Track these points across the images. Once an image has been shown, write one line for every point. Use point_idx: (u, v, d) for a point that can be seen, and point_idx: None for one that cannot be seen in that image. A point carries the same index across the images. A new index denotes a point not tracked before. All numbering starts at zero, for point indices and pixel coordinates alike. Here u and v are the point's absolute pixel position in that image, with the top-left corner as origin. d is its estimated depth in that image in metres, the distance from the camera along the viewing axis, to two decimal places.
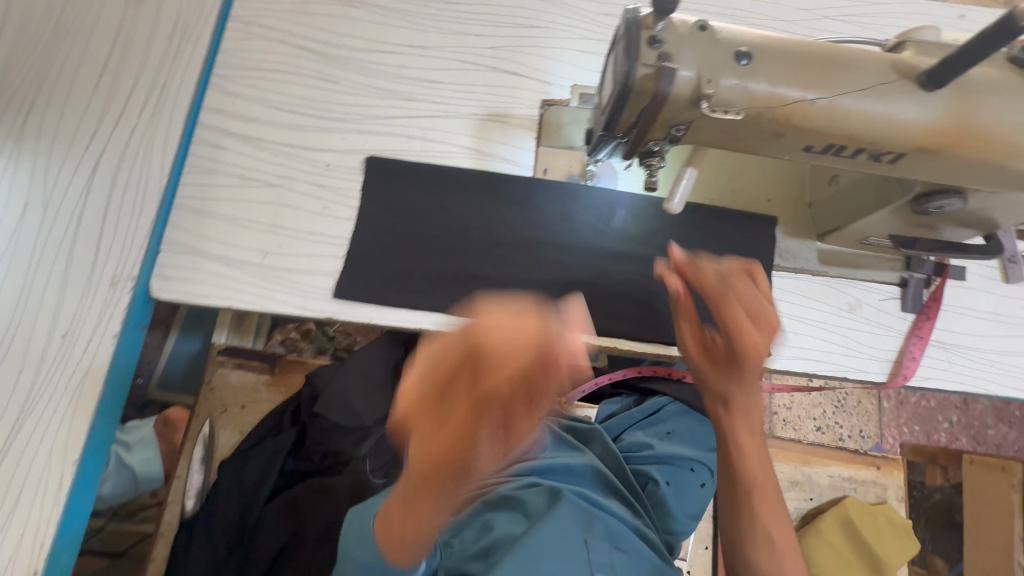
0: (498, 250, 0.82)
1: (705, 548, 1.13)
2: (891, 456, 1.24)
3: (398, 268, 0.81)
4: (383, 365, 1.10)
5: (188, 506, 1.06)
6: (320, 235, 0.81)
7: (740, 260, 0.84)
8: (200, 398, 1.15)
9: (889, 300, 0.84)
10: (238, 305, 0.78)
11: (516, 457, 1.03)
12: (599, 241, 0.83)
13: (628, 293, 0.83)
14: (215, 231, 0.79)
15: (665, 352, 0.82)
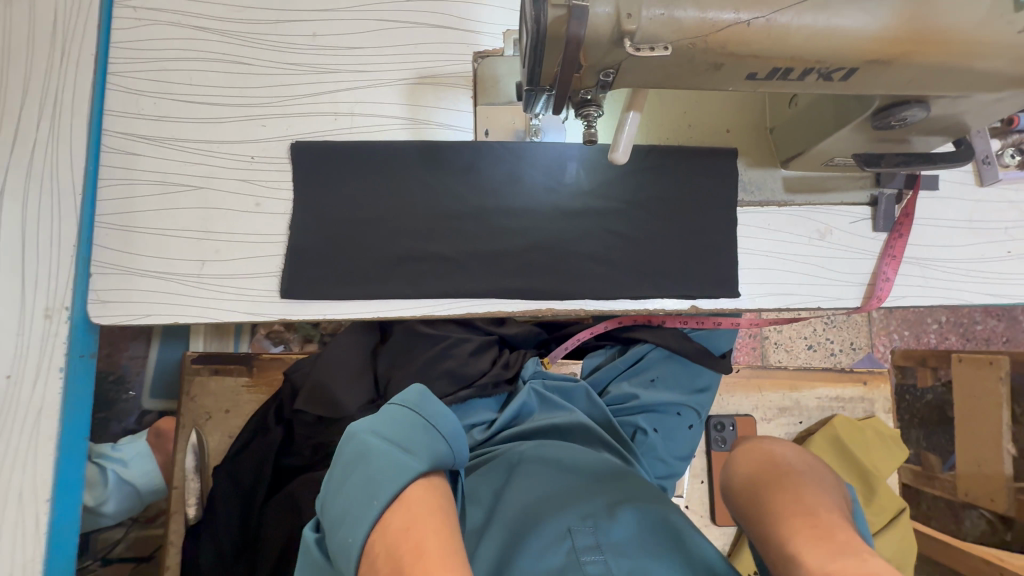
0: (447, 224, 0.78)
1: (701, 483, 1.16)
2: (878, 370, 1.25)
3: (344, 258, 0.77)
4: (361, 352, 1.07)
5: (191, 513, 1.10)
6: (257, 235, 0.77)
7: (700, 200, 0.80)
8: (182, 410, 1.15)
9: (859, 222, 0.81)
10: (186, 321, 0.76)
11: (506, 421, 0.98)
12: (551, 201, 0.79)
13: (586, 251, 0.79)
14: (147, 247, 0.76)
15: (632, 308, 0.80)
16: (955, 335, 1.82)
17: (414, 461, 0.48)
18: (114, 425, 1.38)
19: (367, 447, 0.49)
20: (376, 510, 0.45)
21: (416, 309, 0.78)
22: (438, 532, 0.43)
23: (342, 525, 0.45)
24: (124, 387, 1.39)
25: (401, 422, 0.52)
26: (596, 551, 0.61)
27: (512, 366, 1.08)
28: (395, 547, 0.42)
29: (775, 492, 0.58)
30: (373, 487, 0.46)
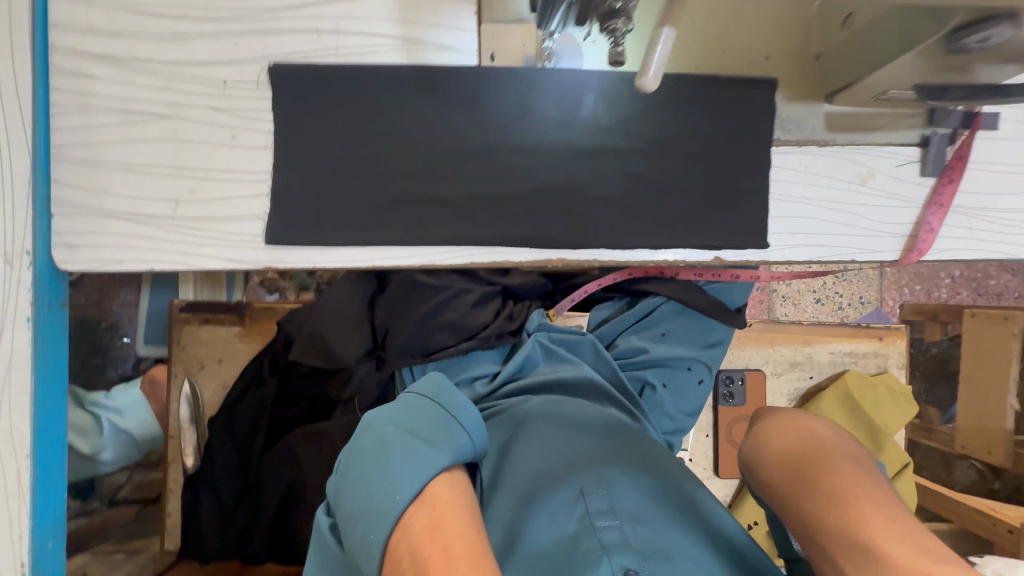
0: (448, 164, 0.70)
1: (706, 437, 1.15)
2: (894, 326, 1.21)
3: (334, 201, 0.70)
4: (359, 303, 1.00)
5: (190, 463, 1.07)
6: (235, 172, 0.69)
7: (731, 139, 0.71)
8: (174, 358, 1.13)
9: (906, 165, 0.73)
10: (163, 267, 0.70)
11: (510, 373, 0.94)
12: (564, 138, 0.70)
13: (603, 196, 0.71)
14: (114, 185, 0.68)
15: (650, 259, 0.73)
16: (966, 289, 1.78)
17: (435, 455, 0.52)
18: (111, 371, 1.26)
19: (388, 441, 0.52)
20: (399, 504, 0.48)
21: (415, 258, 0.72)
22: (460, 526, 0.46)
23: (365, 518, 0.48)
24: (117, 332, 1.26)
25: (419, 417, 0.55)
26: (610, 515, 0.58)
27: (516, 317, 1.03)
28: (420, 541, 0.45)
29: (812, 479, 0.51)
30: (394, 482, 0.49)
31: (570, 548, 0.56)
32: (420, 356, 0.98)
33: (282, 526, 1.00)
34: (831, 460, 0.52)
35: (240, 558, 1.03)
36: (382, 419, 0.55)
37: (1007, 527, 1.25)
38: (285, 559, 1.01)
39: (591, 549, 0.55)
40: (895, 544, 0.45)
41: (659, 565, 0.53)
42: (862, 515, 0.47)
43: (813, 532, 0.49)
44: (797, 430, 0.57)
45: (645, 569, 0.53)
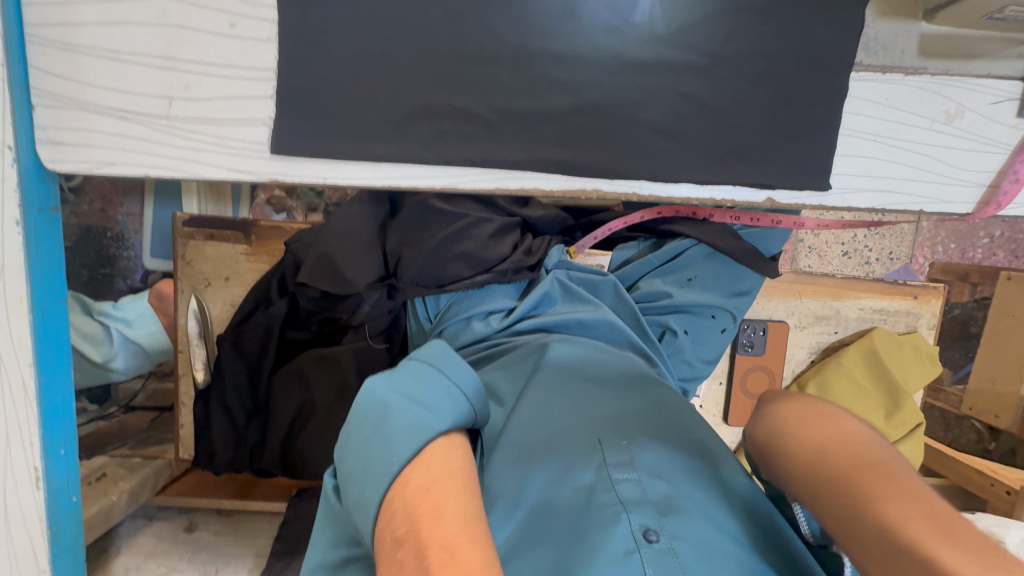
0: (477, 71, 0.61)
1: (718, 384, 1.13)
2: (931, 285, 1.15)
3: (346, 107, 0.62)
4: (369, 225, 0.96)
5: (200, 378, 1.05)
6: (237, 67, 0.61)
7: (803, 58, 0.61)
8: (179, 273, 1.10)
9: (1002, 104, 0.63)
10: (157, 174, 0.64)
11: (526, 310, 0.89)
12: (613, 47, 0.61)
13: (650, 120, 0.63)
14: (98, 75, 0.61)
15: (694, 196, 0.66)
16: (1003, 251, 1.70)
17: (431, 418, 0.49)
18: (120, 282, 1.35)
19: (384, 404, 0.50)
20: (395, 465, 0.46)
21: (435, 179, 0.65)
22: (452, 487, 0.44)
23: (361, 479, 0.47)
24: (125, 245, 1.35)
25: (416, 379, 0.52)
26: (627, 469, 0.56)
27: (535, 252, 0.96)
28: (412, 503, 0.43)
29: (842, 476, 0.47)
30: (389, 444, 0.47)
31: (586, 503, 0.53)
32: (434, 286, 0.92)
33: (293, 443, 1.01)
34: (871, 458, 0.47)
35: (252, 471, 1.06)
36: (379, 383, 0.52)
37: (1006, 489, 1.25)
38: (296, 474, 1.03)
39: (609, 505, 0.52)
40: (941, 545, 0.40)
41: (680, 522, 0.52)
42: (899, 513, 0.43)
43: (845, 528, 0.45)
44: (825, 422, 0.53)
45: (665, 527, 0.51)
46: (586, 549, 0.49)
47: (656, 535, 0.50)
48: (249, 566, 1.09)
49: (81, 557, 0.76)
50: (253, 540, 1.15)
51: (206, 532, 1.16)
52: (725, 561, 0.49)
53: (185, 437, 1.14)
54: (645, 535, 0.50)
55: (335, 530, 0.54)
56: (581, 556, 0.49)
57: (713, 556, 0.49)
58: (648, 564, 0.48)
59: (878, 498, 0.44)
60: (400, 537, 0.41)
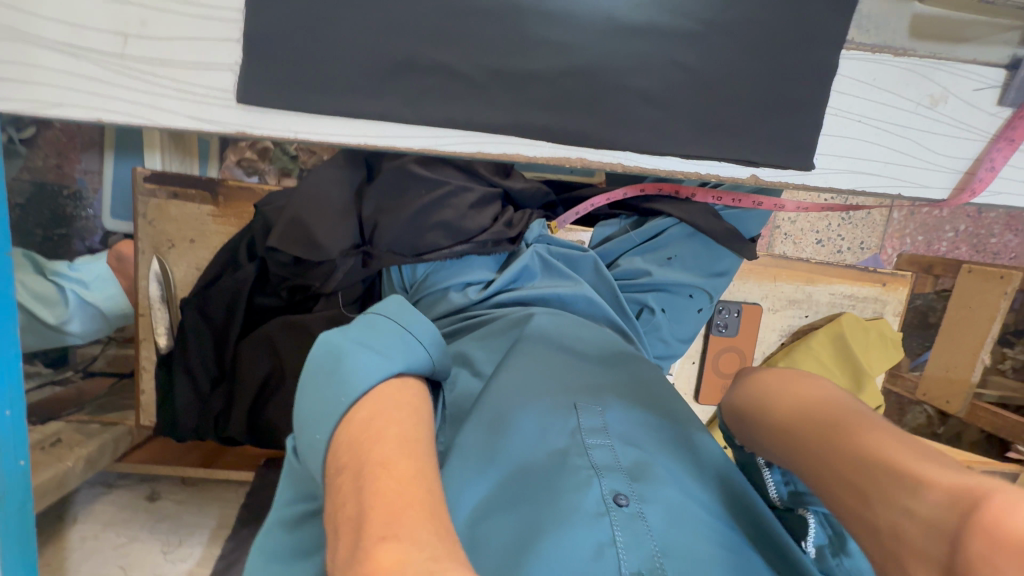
0: (462, 25, 0.58)
1: (691, 363, 1.15)
2: (898, 273, 1.18)
3: (319, 55, 0.58)
4: (345, 190, 0.92)
5: (162, 343, 1.01)
6: (199, 4, 0.56)
7: (794, 32, 0.60)
8: (140, 233, 1.04)
9: (984, 90, 0.64)
10: (112, 120, 0.59)
11: (504, 284, 0.87)
12: (604, 9, 0.59)
13: (638, 88, 0.61)
14: (47, 6, 0.55)
15: (679, 171, 0.65)
16: (965, 245, 1.75)
17: (386, 361, 0.47)
18: (78, 243, 1.27)
19: (340, 352, 0.47)
20: (344, 404, 0.44)
21: (413, 140, 0.62)
22: (399, 417, 0.43)
23: (313, 420, 0.45)
24: (83, 204, 1.27)
25: (373, 330, 0.50)
26: (601, 434, 0.57)
27: (515, 226, 0.94)
28: (358, 435, 0.41)
29: (822, 422, 0.48)
30: (342, 386, 0.45)
31: (557, 465, 0.54)
32: (410, 256, 0.90)
33: (261, 413, 0.98)
34: (847, 406, 0.49)
35: (217, 439, 1.03)
36: (336, 332, 0.49)
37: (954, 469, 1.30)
38: (263, 443, 1.01)
39: (582, 469, 0.53)
40: (923, 463, 0.41)
41: (649, 487, 0.53)
42: (877, 443, 0.44)
43: (825, 464, 0.46)
44: (805, 380, 0.55)
45: (635, 492, 0.52)
46: (557, 512, 0.50)
47: (625, 500, 0.51)
48: (213, 534, 1.08)
49: (32, 520, 0.72)
50: (217, 510, 1.13)
51: (167, 501, 1.13)
52: (690, 524, 0.51)
53: (146, 404, 1.10)
54: (615, 499, 0.51)
55: (296, 485, 0.52)
56: (551, 517, 0.50)
57: (682, 521, 0.51)
58: (617, 527, 0.50)
59: (858, 434, 0.46)
60: (341, 465, 0.40)
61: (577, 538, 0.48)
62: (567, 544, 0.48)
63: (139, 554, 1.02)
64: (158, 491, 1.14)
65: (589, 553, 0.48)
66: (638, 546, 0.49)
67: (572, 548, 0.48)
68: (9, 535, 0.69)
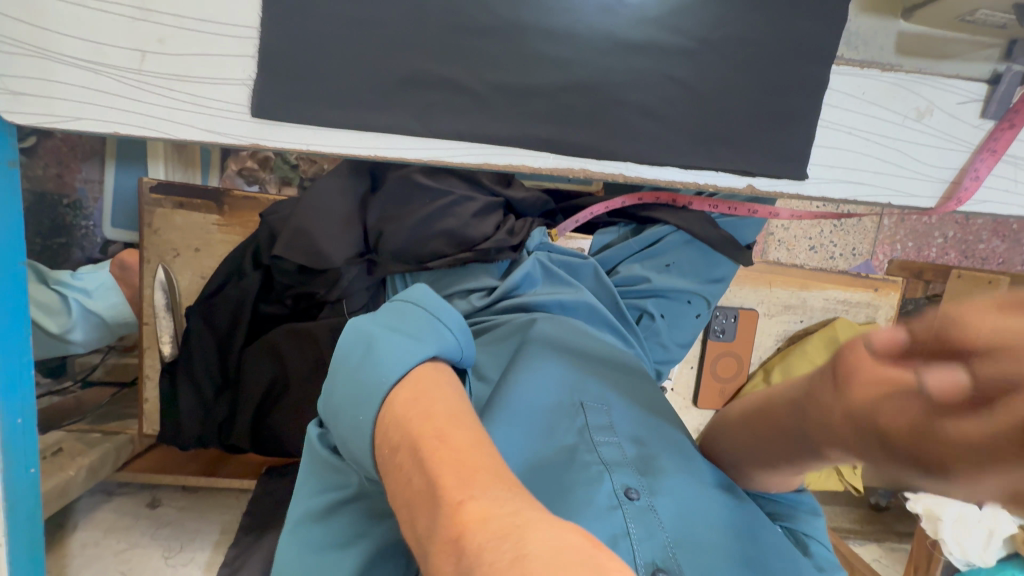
0: (469, 42, 0.60)
1: (690, 368, 1.17)
2: (890, 278, 1.21)
3: (331, 70, 0.60)
4: (349, 199, 0.94)
5: (167, 351, 1.03)
6: (215, 22, 0.58)
7: (787, 49, 0.63)
8: (145, 242, 1.05)
9: (968, 104, 0.67)
10: (128, 132, 0.60)
11: (508, 289, 0.88)
12: (606, 26, 0.61)
13: (639, 101, 0.64)
14: (64, 23, 0.57)
15: (679, 180, 0.68)
16: (954, 251, 1.78)
17: (420, 346, 0.46)
18: (77, 252, 1.28)
19: (372, 338, 0.48)
20: (385, 385, 0.44)
21: (421, 152, 0.64)
22: (442, 395, 0.42)
23: (354, 402, 0.45)
24: (83, 213, 1.28)
25: (403, 317, 0.50)
26: (609, 432, 0.60)
27: (517, 233, 0.96)
28: (404, 415, 0.41)
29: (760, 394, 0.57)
30: (379, 369, 0.45)
31: (568, 460, 0.56)
32: (413, 265, 0.93)
33: (266, 419, 0.99)
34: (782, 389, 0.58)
35: (222, 446, 1.03)
36: (366, 322, 0.50)
37: None
38: (268, 449, 1.01)
39: (591, 465, 0.55)
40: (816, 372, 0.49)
41: (657, 481, 0.56)
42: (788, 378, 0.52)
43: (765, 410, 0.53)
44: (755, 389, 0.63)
45: (644, 487, 0.55)
46: (576, 504, 0.51)
47: (636, 494, 0.54)
48: (216, 540, 1.09)
49: (41, 528, 0.73)
50: (219, 517, 1.13)
51: (170, 509, 1.13)
52: (695, 519, 0.55)
53: (149, 412, 1.10)
54: (626, 493, 0.54)
55: (323, 478, 0.52)
56: (565, 509, 0.51)
57: (688, 514, 0.55)
58: (629, 519, 0.52)
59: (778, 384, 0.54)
60: (395, 445, 0.40)
61: (593, 529, 0.50)
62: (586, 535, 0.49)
63: (143, 562, 1.03)
64: (160, 499, 1.14)
65: (604, 543, 0.50)
66: (650, 537, 0.51)
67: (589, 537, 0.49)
68: (19, 542, 0.70)
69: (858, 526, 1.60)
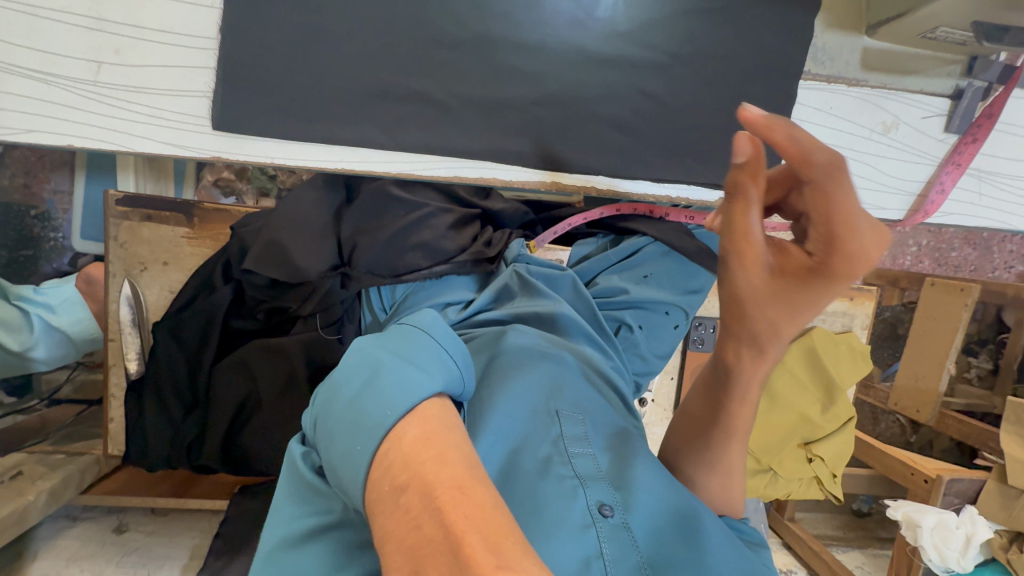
0: (439, 55, 0.60)
1: (670, 379, 1.17)
2: (865, 288, 1.22)
3: (297, 83, 0.59)
4: (323, 212, 0.92)
5: (133, 368, 1.00)
6: (173, 34, 0.57)
7: (753, 65, 0.64)
8: (110, 255, 1.03)
9: (932, 118, 0.68)
10: (82, 145, 0.59)
11: (481, 305, 0.88)
12: (576, 41, 0.61)
13: (611, 115, 0.64)
14: (17, 33, 0.56)
15: (651, 194, 0.68)
16: (928, 260, 1.78)
17: (427, 379, 0.41)
18: (45, 265, 1.23)
19: (377, 362, 0.42)
20: (387, 423, 0.37)
21: (390, 166, 0.63)
22: (455, 439, 0.37)
23: (351, 431, 0.39)
24: (52, 225, 1.24)
25: (409, 342, 0.44)
26: (584, 442, 0.58)
27: (494, 245, 0.96)
28: (412, 459, 0.35)
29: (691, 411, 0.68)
30: (381, 397, 0.39)
31: (542, 473, 0.53)
32: (389, 277, 0.90)
33: (237, 438, 0.96)
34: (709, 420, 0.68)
35: (191, 466, 0.99)
36: (373, 343, 0.45)
37: (923, 477, 1.29)
38: (241, 468, 0.98)
39: (566, 479, 0.53)
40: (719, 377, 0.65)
41: (630, 495, 0.54)
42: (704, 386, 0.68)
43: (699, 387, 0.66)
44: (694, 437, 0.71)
45: (618, 503, 0.53)
46: (547, 524, 0.49)
47: (609, 511, 0.52)
48: (185, 565, 1.05)
49: None
50: (190, 540, 1.10)
51: (137, 533, 1.10)
52: (665, 534, 0.54)
53: (115, 432, 1.06)
54: (600, 510, 0.52)
55: (309, 500, 0.49)
56: (536, 529, 0.49)
57: (653, 527, 0.54)
58: (603, 539, 0.50)
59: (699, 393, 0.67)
60: (401, 485, 0.34)
61: (566, 551, 0.48)
62: (558, 555, 0.47)
63: None
64: (126, 523, 1.11)
65: (576, 566, 0.48)
66: (625, 558, 0.50)
67: (560, 560, 0.47)
68: None
69: (839, 534, 1.60)
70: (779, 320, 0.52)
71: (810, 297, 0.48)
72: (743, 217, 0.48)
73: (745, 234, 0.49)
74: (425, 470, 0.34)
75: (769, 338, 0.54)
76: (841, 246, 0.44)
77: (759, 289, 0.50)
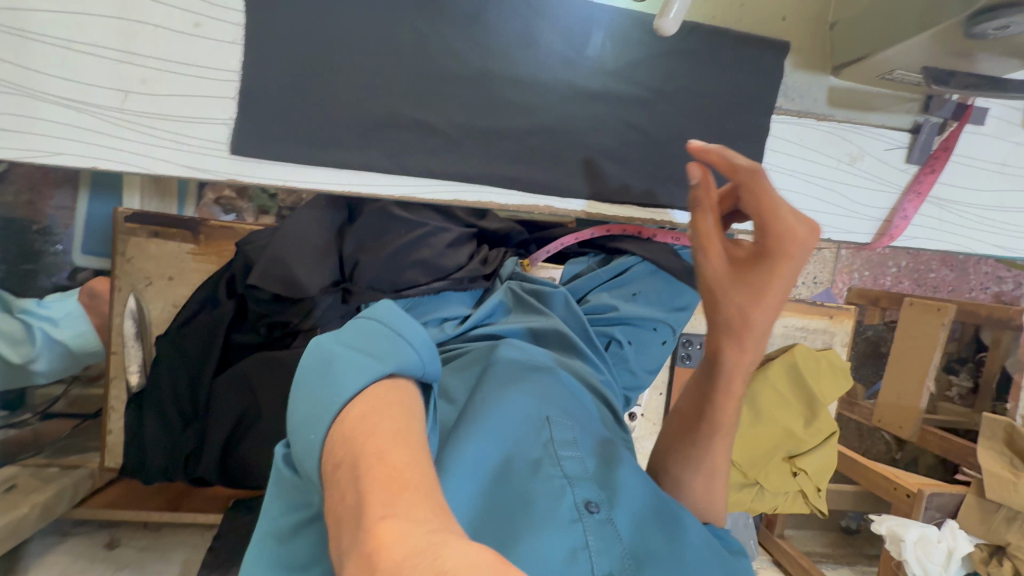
0: (442, 89, 0.65)
1: (659, 394, 1.20)
2: (844, 306, 1.28)
3: (308, 112, 0.63)
4: (325, 229, 0.96)
5: (134, 381, 1.02)
6: (195, 67, 0.62)
7: (728, 100, 0.70)
8: (117, 270, 1.06)
9: (894, 150, 0.75)
10: (106, 168, 0.63)
11: (478, 321, 0.92)
12: (567, 77, 0.67)
13: (600, 143, 0.69)
14: (50, 64, 0.60)
15: (638, 218, 0.73)
16: (908, 280, 1.84)
17: (374, 363, 0.43)
18: (43, 279, 1.21)
19: (330, 356, 0.45)
20: (338, 404, 0.40)
21: (393, 190, 0.68)
22: (394, 414, 0.40)
23: (308, 421, 0.41)
24: (53, 240, 1.26)
25: (362, 333, 0.47)
26: (573, 446, 0.60)
27: (490, 263, 1.01)
28: (352, 435, 0.38)
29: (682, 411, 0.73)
30: (335, 384, 0.42)
31: (533, 472, 0.56)
32: (389, 292, 0.93)
33: (233, 449, 0.97)
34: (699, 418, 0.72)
35: (187, 478, 1.00)
36: (328, 338, 0.47)
37: (906, 492, 1.32)
38: (237, 480, 0.99)
39: (556, 478, 0.56)
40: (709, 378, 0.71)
41: (615, 494, 0.58)
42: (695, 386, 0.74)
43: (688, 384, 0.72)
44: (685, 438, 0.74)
45: (604, 500, 0.57)
46: (534, 520, 0.52)
47: (595, 507, 0.56)
48: None
49: None
50: (182, 555, 1.10)
51: (130, 547, 1.10)
52: (648, 529, 0.58)
53: (112, 444, 1.08)
54: (586, 506, 0.55)
55: (289, 495, 0.49)
56: (525, 525, 0.52)
57: (638, 525, 0.58)
58: (589, 533, 0.54)
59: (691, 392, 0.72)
60: (339, 461, 0.37)
61: (553, 543, 0.51)
62: (544, 547, 0.51)
63: None
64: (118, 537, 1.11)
65: (563, 557, 0.51)
66: (607, 549, 0.53)
67: (549, 553, 0.51)
68: None
69: (827, 551, 1.62)
70: (745, 304, 0.62)
71: (761, 275, 0.61)
72: (703, 219, 0.62)
73: (706, 233, 0.63)
74: (361, 440, 0.37)
75: (741, 324, 0.63)
76: (770, 227, 0.59)
77: (721, 275, 0.63)
